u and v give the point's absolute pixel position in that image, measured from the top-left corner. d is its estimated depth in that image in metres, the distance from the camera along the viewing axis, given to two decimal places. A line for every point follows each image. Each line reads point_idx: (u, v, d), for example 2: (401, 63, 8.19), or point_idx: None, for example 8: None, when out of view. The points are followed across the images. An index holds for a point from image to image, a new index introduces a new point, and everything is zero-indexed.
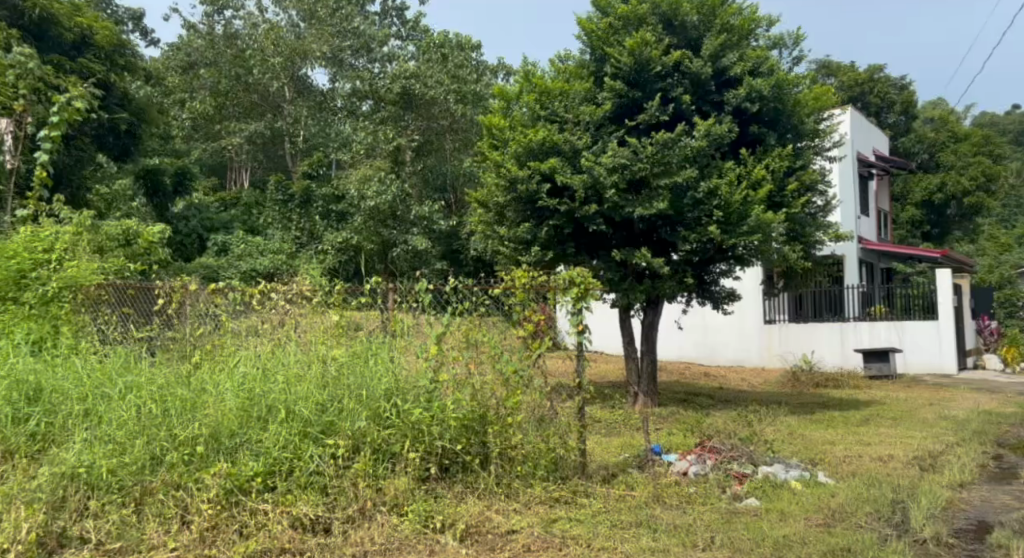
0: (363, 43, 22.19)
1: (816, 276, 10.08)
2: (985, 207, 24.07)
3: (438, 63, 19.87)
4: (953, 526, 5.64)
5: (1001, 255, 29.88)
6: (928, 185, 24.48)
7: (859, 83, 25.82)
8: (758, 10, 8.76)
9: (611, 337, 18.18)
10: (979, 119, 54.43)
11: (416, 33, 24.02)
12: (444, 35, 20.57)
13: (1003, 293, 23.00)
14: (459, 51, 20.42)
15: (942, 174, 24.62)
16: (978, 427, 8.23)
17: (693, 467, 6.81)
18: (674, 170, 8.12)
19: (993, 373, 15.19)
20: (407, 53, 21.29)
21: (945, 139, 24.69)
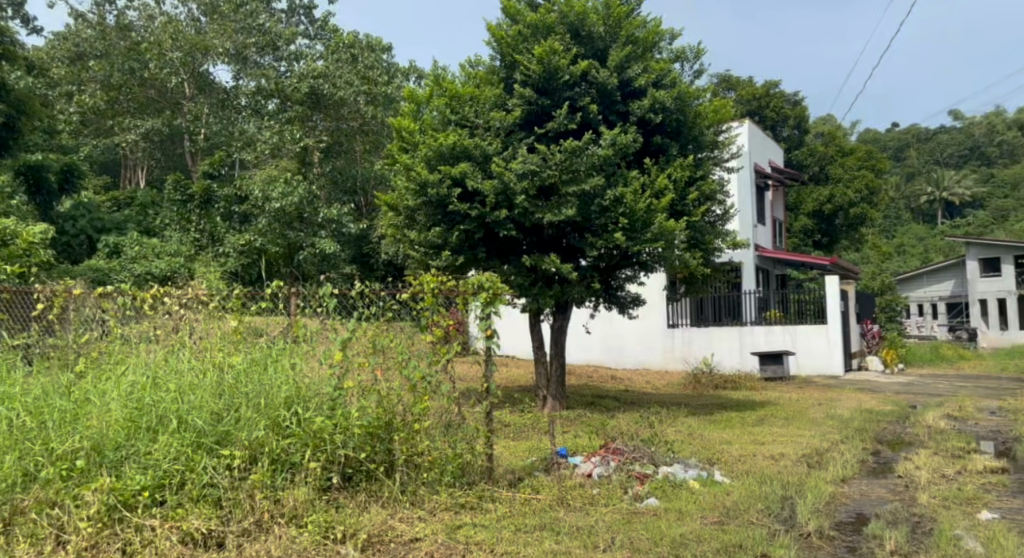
0: (268, 40, 21.49)
1: (715, 281, 10.45)
2: (869, 218, 25.74)
3: (347, 64, 19.56)
4: (835, 519, 5.98)
5: (882, 263, 31.99)
6: (818, 196, 25.91)
7: (756, 97, 27.09)
8: (661, 23, 9.02)
9: (521, 340, 18.33)
10: (865, 135, 58.21)
11: (326, 33, 23.53)
12: (354, 35, 20.25)
13: (885, 299, 24.67)
14: (369, 52, 20.19)
15: (831, 186, 26.11)
16: (860, 425, 8.77)
17: (597, 468, 6.94)
18: (582, 178, 8.29)
19: (876, 373, 16.23)
20: (316, 52, 20.81)
21: (833, 153, 26.19)
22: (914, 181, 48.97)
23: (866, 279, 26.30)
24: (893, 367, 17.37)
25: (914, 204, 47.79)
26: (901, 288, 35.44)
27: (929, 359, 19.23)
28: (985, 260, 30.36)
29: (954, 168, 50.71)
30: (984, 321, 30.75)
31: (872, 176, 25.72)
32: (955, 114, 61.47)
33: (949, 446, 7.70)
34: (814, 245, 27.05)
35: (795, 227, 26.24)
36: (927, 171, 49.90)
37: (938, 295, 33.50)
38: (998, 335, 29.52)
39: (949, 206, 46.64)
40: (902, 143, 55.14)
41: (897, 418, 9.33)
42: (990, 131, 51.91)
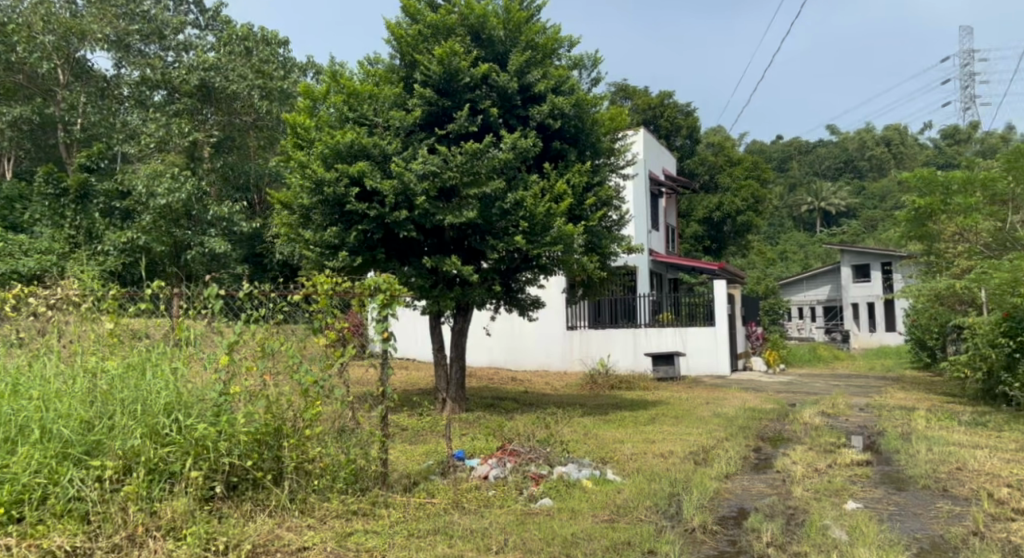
0: (154, 29, 20.72)
1: (611, 284, 10.71)
2: (754, 225, 27.15)
3: (240, 57, 18.86)
4: (718, 514, 6.25)
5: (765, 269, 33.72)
6: (708, 204, 27.10)
7: (653, 107, 27.57)
8: (560, 30, 9.16)
9: (418, 343, 18.24)
10: (753, 146, 61.31)
11: (218, 24, 22.49)
12: (248, 27, 19.57)
13: (769, 303, 26.12)
14: (264, 46, 19.59)
15: (720, 194, 27.35)
16: (744, 423, 9.21)
17: (493, 470, 6.97)
18: (483, 181, 8.32)
19: (761, 373, 17.10)
20: (206, 43, 19.99)
21: (723, 163, 27.40)
22: (796, 191, 52.02)
23: (752, 283, 27.72)
24: (775, 367, 18.36)
25: (795, 212, 50.61)
26: (783, 292, 37.51)
27: (808, 359, 20.47)
28: (857, 267, 32.57)
29: (830, 180, 54.16)
30: (857, 323, 32.96)
31: (757, 186, 27.16)
32: (831, 128, 65.64)
33: (822, 442, 8.20)
34: (705, 250, 28.18)
35: (687, 233, 27.24)
36: (807, 181, 53.03)
37: (816, 299, 35.64)
38: (868, 336, 31.71)
39: (826, 215, 49.74)
40: (785, 155, 58.30)
41: (777, 416, 9.85)
42: (862, 145, 55.66)
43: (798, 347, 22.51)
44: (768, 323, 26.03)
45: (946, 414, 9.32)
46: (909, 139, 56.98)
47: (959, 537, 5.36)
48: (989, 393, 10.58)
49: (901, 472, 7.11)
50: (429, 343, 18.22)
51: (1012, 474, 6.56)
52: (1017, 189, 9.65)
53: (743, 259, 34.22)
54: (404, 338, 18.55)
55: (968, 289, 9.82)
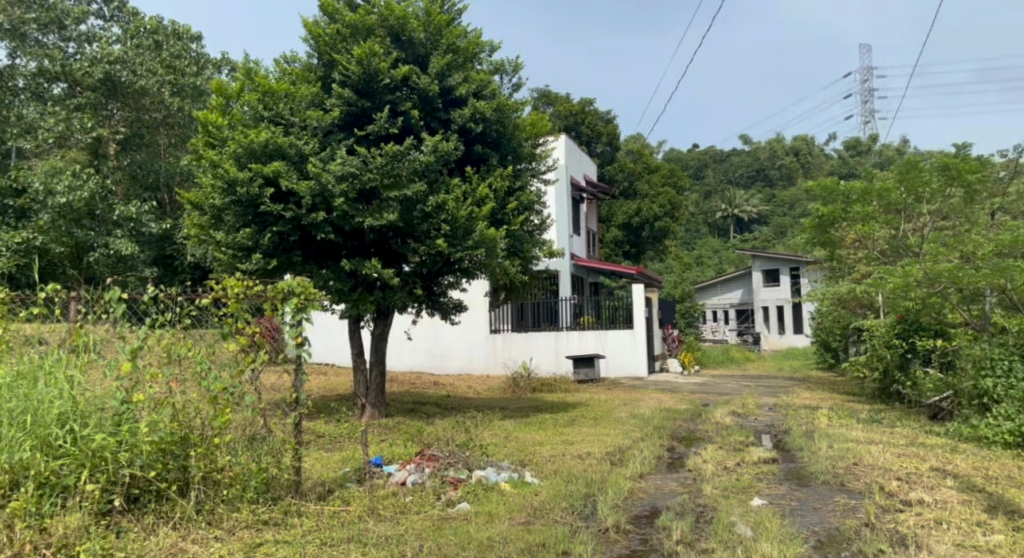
0: (52, 18, 19.45)
1: (533, 288, 10.75)
2: (671, 231, 27.93)
3: (149, 51, 18.27)
4: (632, 513, 6.38)
5: (682, 273, 34.65)
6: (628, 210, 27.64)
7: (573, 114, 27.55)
8: (480, 35, 9.19)
9: (336, 348, 17.93)
10: (671, 154, 63.02)
11: (124, 15, 21.39)
12: (157, 20, 18.93)
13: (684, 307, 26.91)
14: (174, 41, 19.06)
15: (639, 200, 27.98)
16: (659, 423, 9.44)
17: (411, 476, 6.90)
18: (404, 184, 8.23)
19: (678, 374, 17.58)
20: (110, 36, 19.07)
21: (641, 169, 28.02)
22: (710, 198, 53.72)
23: (669, 286, 28.48)
24: (691, 369, 18.90)
25: (710, 219, 52.24)
26: (698, 296, 38.65)
27: (722, 361, 21.19)
28: (767, 272, 33.91)
29: (743, 188, 56.17)
30: (767, 326, 34.31)
31: (673, 193, 27.94)
32: (744, 138, 68.13)
33: (731, 440, 8.49)
34: (625, 255, 28.76)
35: (608, 238, 27.73)
36: (722, 189, 54.89)
37: (730, 302, 36.92)
38: (778, 338, 33.05)
39: (739, 223, 51.57)
40: (700, 163, 60.03)
41: (690, 416, 10.14)
42: (773, 155, 57.98)
43: (713, 348, 23.29)
44: (684, 326, 26.83)
45: (845, 413, 9.80)
46: (816, 149, 59.79)
47: (853, 529, 5.65)
48: (884, 392, 11.19)
49: (804, 468, 7.44)
50: (346, 349, 17.90)
51: (903, 467, 6.96)
52: (909, 199, 10.28)
53: (661, 264, 35.08)
54: (319, 341, 18.19)
55: (866, 293, 10.37)
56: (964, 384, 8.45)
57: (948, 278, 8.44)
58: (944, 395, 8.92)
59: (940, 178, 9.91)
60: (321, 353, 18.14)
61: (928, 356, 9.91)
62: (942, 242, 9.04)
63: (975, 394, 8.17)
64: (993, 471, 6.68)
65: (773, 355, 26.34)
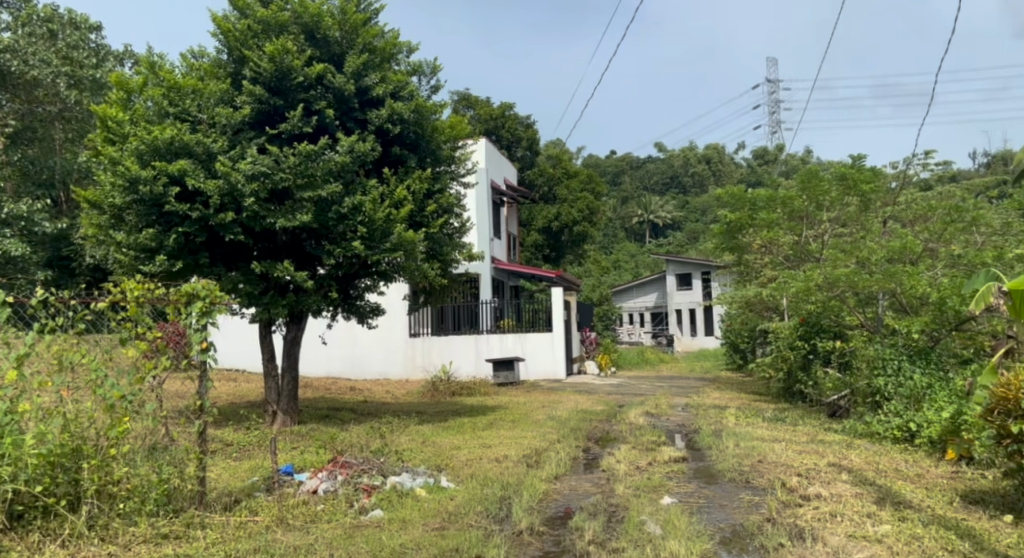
0: None
1: (452, 292, 10.68)
2: (589, 235, 28.38)
3: (42, 40, 17.29)
4: (545, 514, 6.42)
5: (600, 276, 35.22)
6: (547, 215, 27.92)
7: (493, 118, 27.61)
8: (398, 36, 9.10)
9: (244, 352, 17.40)
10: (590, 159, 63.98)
11: None
12: (51, 8, 18.08)
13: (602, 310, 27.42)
14: (71, 30, 18.23)
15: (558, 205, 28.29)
16: (575, 424, 9.55)
17: (323, 484, 6.73)
18: (318, 184, 8.02)
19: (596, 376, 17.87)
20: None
21: (560, 175, 28.21)
22: (627, 204, 54.85)
23: (588, 290, 28.95)
24: (607, 371, 19.25)
25: (626, 224, 53.31)
26: (615, 299, 39.38)
27: (637, 363, 21.69)
28: (680, 276, 34.90)
29: (659, 195, 57.65)
30: (680, 328, 35.33)
31: (591, 198, 28.38)
32: (658, 146, 69.91)
33: (644, 440, 8.68)
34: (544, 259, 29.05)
35: (528, 242, 27.94)
36: (639, 195, 56.18)
37: (645, 305, 37.82)
38: (690, 340, 34.11)
39: (654, 228, 52.90)
40: (618, 169, 61.15)
41: (605, 417, 10.30)
42: (686, 162, 59.83)
43: (629, 350, 23.78)
44: (602, 328, 27.41)
45: (752, 412, 10.15)
46: (726, 157, 62.04)
47: (756, 525, 5.86)
48: (788, 391, 11.68)
49: (713, 466, 7.67)
50: (255, 353, 17.39)
51: (804, 463, 7.28)
52: (811, 207, 10.85)
53: (580, 268, 35.56)
54: (227, 344, 17.61)
55: (772, 297, 10.78)
56: (859, 382, 8.90)
57: (846, 282, 8.89)
58: (842, 393, 9.37)
59: (838, 187, 10.47)
60: (228, 356, 17.57)
61: (828, 357, 10.37)
62: (843, 248, 9.49)
63: (869, 393, 8.62)
64: (884, 464, 7.08)
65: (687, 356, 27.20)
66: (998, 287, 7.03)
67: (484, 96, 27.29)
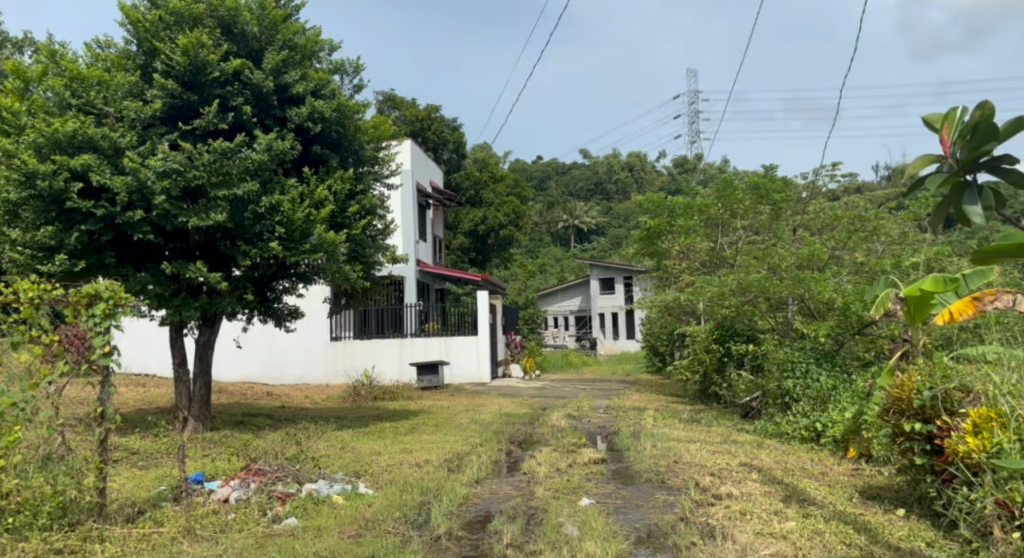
0: None
1: (376, 294, 10.52)
2: (515, 239, 28.52)
3: None
4: (465, 519, 6.40)
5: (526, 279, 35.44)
6: (474, 218, 27.91)
7: (418, 119, 27.50)
8: (320, 33, 8.93)
9: (153, 356, 16.74)
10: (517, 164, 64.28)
11: None
12: None
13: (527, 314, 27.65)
14: None
15: (484, 208, 28.30)
16: (498, 428, 9.57)
17: (235, 492, 6.51)
18: (233, 183, 7.77)
19: (519, 380, 17.98)
20: None
21: (487, 178, 28.21)
22: (553, 208, 55.41)
23: (513, 294, 29.09)
24: (531, 374, 19.39)
25: (553, 229, 53.85)
26: (540, 303, 39.74)
27: (562, 366, 21.95)
28: (604, 280, 35.52)
29: (584, 200, 58.51)
30: (603, 332, 35.91)
31: (517, 202, 28.51)
32: (585, 151, 70.86)
33: (565, 443, 8.78)
34: (470, 262, 29.03)
35: (454, 244, 27.89)
36: (565, 200, 56.84)
37: (570, 309, 38.30)
38: (611, 343, 35.02)
39: (580, 233, 53.65)
40: (545, 174, 61.72)
41: (528, 420, 10.36)
42: (610, 169, 60.80)
43: (553, 353, 24.03)
44: (526, 332, 27.66)
45: (669, 414, 10.41)
46: (649, 165, 63.54)
47: (670, 524, 5.99)
48: (704, 393, 12.06)
49: (630, 467, 7.81)
50: (164, 357, 16.74)
51: (717, 463, 7.51)
52: (725, 215, 11.28)
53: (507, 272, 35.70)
54: (133, 347, 16.87)
55: (689, 301, 11.09)
56: (770, 385, 9.26)
57: (758, 288, 9.23)
58: (754, 395, 9.74)
59: (751, 197, 10.91)
60: (134, 359, 16.84)
61: (741, 360, 10.76)
62: (755, 254, 9.83)
63: (779, 394, 8.98)
64: (791, 463, 7.37)
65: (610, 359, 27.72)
66: (897, 293, 7.46)
67: (410, 98, 27.02)
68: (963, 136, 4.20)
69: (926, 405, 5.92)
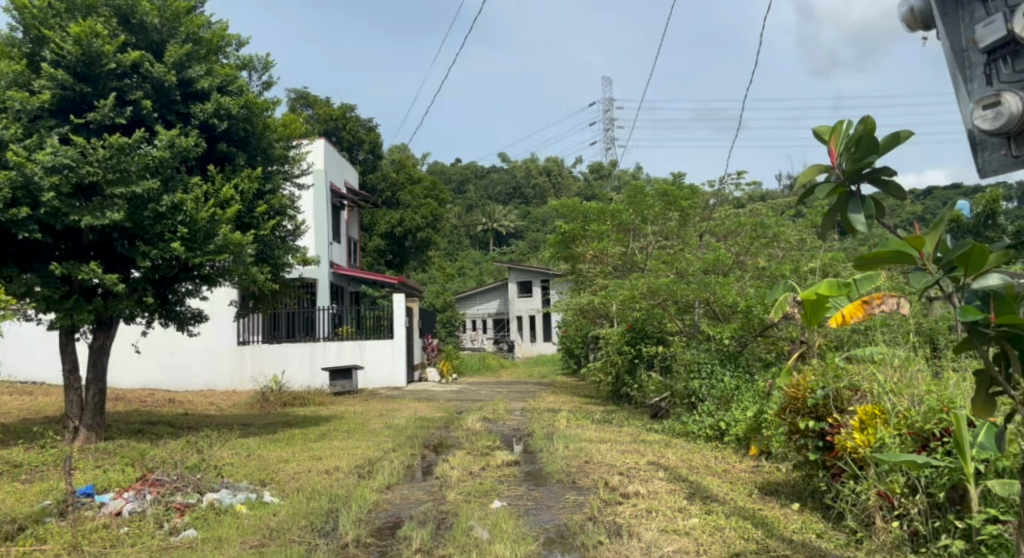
0: None
1: (285, 297, 10.23)
2: (433, 242, 28.34)
3: None
4: (373, 525, 6.30)
5: (445, 282, 35.27)
6: (390, 219, 27.57)
7: (332, 119, 27.05)
8: (226, 28, 8.67)
9: (43, 362, 15.78)
10: (435, 166, 63.97)
11: None
12: None
13: (445, 317, 27.55)
14: None
15: (401, 210, 28.02)
16: (412, 432, 9.47)
17: (128, 504, 6.19)
18: (132, 180, 7.37)
19: (434, 383, 17.91)
20: None
21: (404, 180, 27.94)
22: (472, 212, 55.40)
23: (431, 297, 28.91)
24: (449, 377, 19.26)
25: (472, 232, 53.84)
26: (459, 306, 39.68)
27: (480, 370, 21.97)
28: (522, 283, 35.78)
29: (502, 204, 58.81)
30: (519, 332, 35.76)
31: (435, 205, 28.33)
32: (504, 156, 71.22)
33: (478, 446, 8.78)
34: (387, 265, 28.69)
35: (370, 247, 27.53)
36: (484, 203, 56.95)
37: (488, 312, 38.35)
38: (530, 347, 35.75)
39: (498, 236, 53.67)
40: (464, 177, 61.67)
41: (443, 423, 10.30)
42: (528, 173, 60.68)
43: (471, 357, 24.03)
44: (444, 336, 27.57)
45: (582, 415, 10.56)
46: (568, 170, 64.43)
47: (578, 524, 6.06)
48: (616, 394, 12.33)
49: (542, 469, 7.88)
50: (54, 363, 15.80)
51: (626, 462, 7.67)
52: (637, 220, 11.63)
53: (425, 275, 35.46)
54: (20, 354, 15.84)
55: (602, 304, 11.29)
56: (677, 385, 9.57)
57: (666, 291, 9.53)
58: (663, 396, 9.99)
59: (660, 203, 11.31)
60: (21, 366, 15.81)
61: (651, 361, 11.06)
62: (664, 258, 10.09)
63: (686, 394, 9.31)
64: (696, 461, 7.60)
65: (528, 362, 27.93)
66: (794, 297, 7.81)
67: (325, 96, 26.54)
68: (849, 148, 4.08)
69: (819, 404, 6.27)
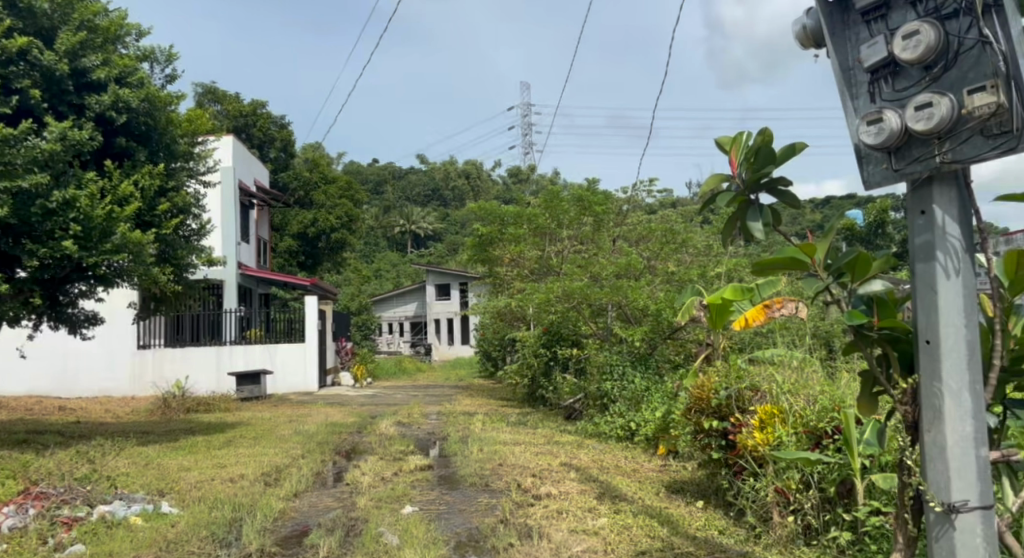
0: None
1: (189, 299, 9.83)
2: (348, 243, 27.85)
3: None
4: (279, 534, 6.10)
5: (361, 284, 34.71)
6: (303, 219, 26.93)
7: (242, 115, 26.21)
8: (125, 16, 8.28)
9: None
10: (351, 167, 62.90)
11: None
12: None
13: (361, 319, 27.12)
14: None
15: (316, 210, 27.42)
16: (322, 438, 9.25)
17: (8, 520, 5.78)
18: (17, 174, 6.86)
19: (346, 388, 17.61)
20: None
21: (318, 179, 27.37)
22: (389, 214, 54.77)
23: (346, 299, 28.39)
24: (363, 381, 19.00)
25: (388, 233, 53.23)
26: (376, 309, 39.14)
27: (396, 373, 21.71)
28: (439, 285, 35.64)
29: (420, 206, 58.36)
30: (439, 336, 36.10)
31: (351, 205, 27.85)
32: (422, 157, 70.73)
33: (391, 450, 8.68)
34: (300, 266, 27.98)
35: (281, 247, 26.80)
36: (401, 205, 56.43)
37: (405, 314, 38.02)
38: (447, 349, 35.44)
39: (416, 238, 53.16)
40: (381, 178, 60.92)
41: (355, 428, 10.12)
42: (448, 175, 61.05)
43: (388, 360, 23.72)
44: (360, 338, 27.11)
45: (497, 417, 10.59)
46: (486, 173, 64.64)
47: (490, 527, 6.05)
48: (532, 396, 12.45)
49: (456, 473, 7.85)
50: None
51: (539, 464, 7.74)
52: (551, 225, 11.83)
53: (340, 277, 34.79)
54: None
55: (518, 307, 11.37)
56: (590, 387, 9.78)
57: (580, 294, 9.77)
58: (578, 397, 10.19)
59: (575, 208, 11.62)
60: None
61: (566, 363, 11.23)
62: (579, 262, 10.26)
63: (598, 396, 9.53)
64: (607, 461, 7.75)
65: (445, 365, 27.83)
66: (700, 300, 8.08)
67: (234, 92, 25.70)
68: (748, 159, 4.22)
69: (722, 404, 6.52)
